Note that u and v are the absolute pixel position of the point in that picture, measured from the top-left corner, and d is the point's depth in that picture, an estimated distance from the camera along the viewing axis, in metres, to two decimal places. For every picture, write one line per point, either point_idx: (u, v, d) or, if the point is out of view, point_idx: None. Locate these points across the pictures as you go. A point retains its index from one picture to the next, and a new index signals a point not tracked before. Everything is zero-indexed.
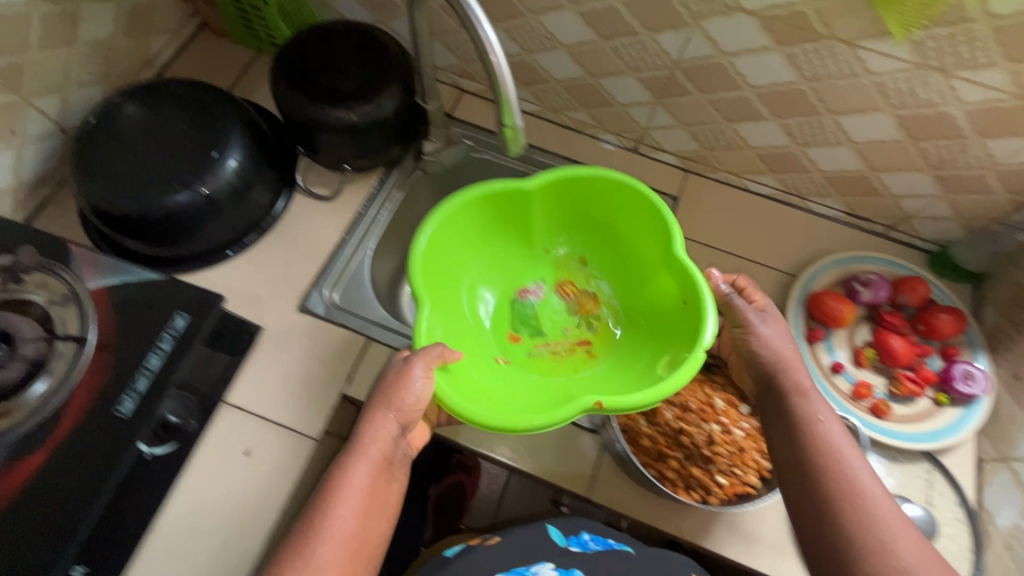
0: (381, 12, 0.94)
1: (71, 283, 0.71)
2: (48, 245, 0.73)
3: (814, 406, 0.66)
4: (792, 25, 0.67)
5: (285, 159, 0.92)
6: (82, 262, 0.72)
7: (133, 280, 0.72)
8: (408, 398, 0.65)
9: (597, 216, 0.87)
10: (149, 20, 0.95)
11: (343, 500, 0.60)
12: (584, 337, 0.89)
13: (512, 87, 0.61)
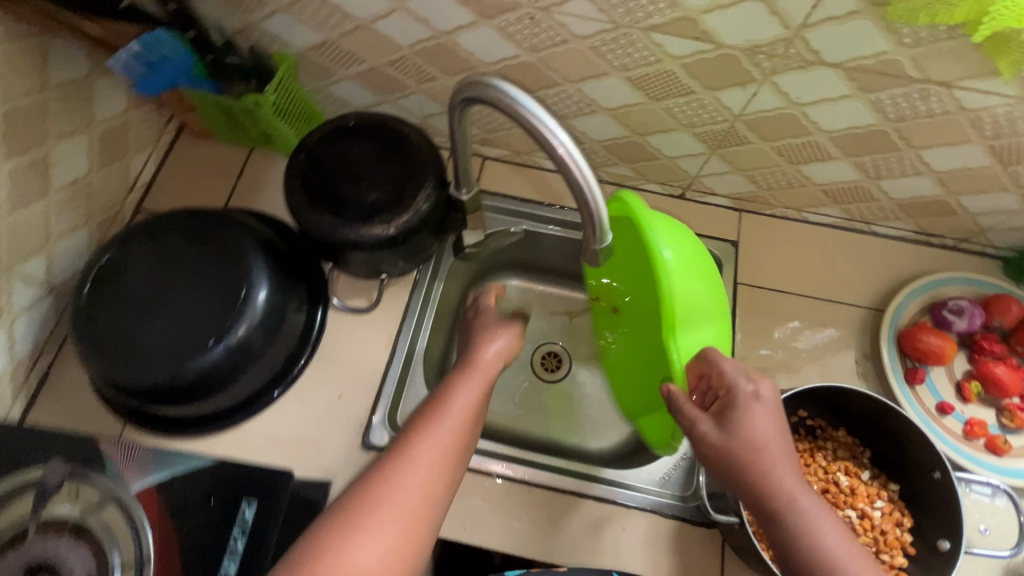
0: (388, 93, 0.84)
1: (110, 488, 0.62)
2: (72, 452, 0.64)
3: (799, 517, 0.53)
4: (881, 73, 0.60)
5: (313, 276, 0.82)
6: (118, 464, 0.64)
7: (184, 469, 0.65)
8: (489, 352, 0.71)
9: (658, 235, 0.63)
10: (126, 141, 0.83)
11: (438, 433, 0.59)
12: None
13: (603, 204, 0.52)
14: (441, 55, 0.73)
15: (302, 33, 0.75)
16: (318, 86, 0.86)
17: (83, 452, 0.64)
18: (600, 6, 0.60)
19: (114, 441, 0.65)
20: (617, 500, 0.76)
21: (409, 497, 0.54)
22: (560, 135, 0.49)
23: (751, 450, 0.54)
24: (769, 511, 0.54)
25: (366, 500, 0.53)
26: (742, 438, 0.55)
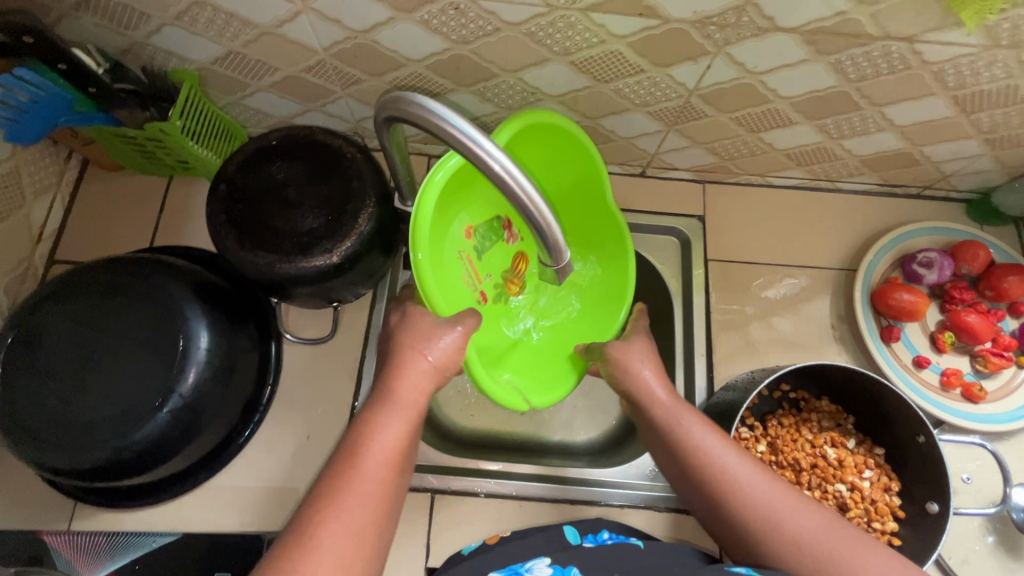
0: (311, 100, 0.75)
1: None
2: (14, 551, 0.66)
3: (672, 415, 0.60)
4: (839, 34, 0.56)
5: (257, 311, 0.76)
6: (66, 555, 0.66)
7: (143, 552, 0.67)
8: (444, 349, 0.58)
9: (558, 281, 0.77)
10: (20, 189, 0.73)
11: (367, 470, 0.50)
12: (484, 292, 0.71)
13: (557, 225, 0.47)
14: (362, 55, 0.65)
15: (198, 45, 0.66)
16: (231, 101, 0.76)
17: (27, 548, 0.66)
18: None
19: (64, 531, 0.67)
20: (607, 501, 0.75)
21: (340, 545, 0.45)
22: (494, 153, 0.44)
23: (625, 372, 0.63)
24: (644, 406, 0.62)
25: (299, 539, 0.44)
26: (620, 352, 0.64)
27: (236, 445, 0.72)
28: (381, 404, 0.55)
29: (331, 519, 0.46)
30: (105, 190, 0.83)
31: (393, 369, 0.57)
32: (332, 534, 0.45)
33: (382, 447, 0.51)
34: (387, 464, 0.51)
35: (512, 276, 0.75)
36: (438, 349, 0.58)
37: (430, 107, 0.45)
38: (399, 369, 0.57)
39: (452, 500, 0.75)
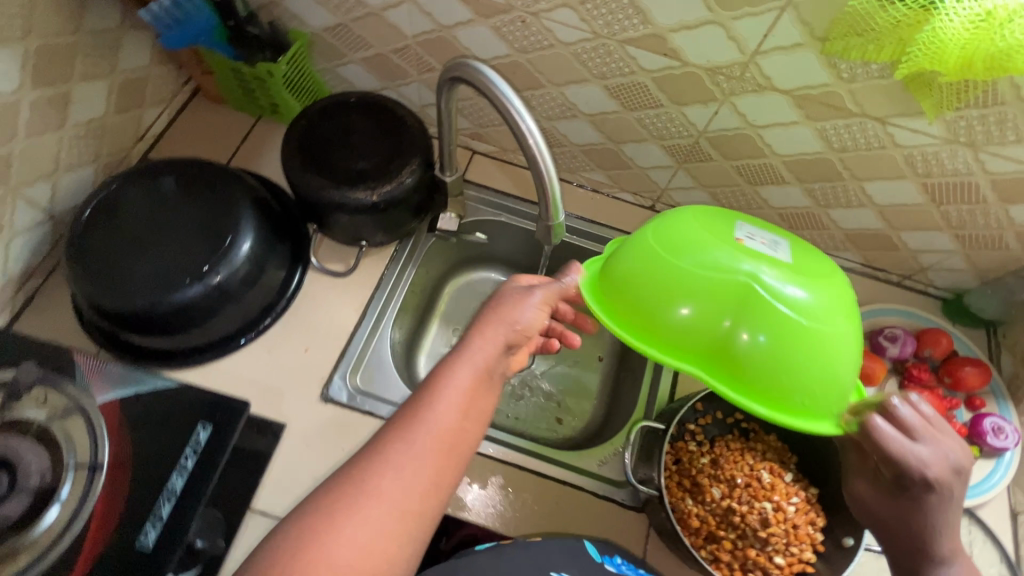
0: (390, 79, 0.91)
1: (77, 397, 0.66)
2: (39, 356, 0.68)
3: None
4: (825, 104, 0.67)
5: (296, 234, 0.87)
6: (87, 375, 0.67)
7: (147, 390, 0.68)
8: (519, 322, 0.61)
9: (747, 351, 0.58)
10: (143, 93, 0.90)
11: (424, 427, 0.52)
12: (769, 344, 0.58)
13: (557, 182, 0.62)
14: (441, 47, 0.80)
15: (318, 14, 0.83)
16: (327, 67, 0.93)
17: (49, 358, 0.67)
18: (582, 16, 0.67)
19: (89, 355, 0.69)
20: (552, 474, 0.80)
21: (385, 510, 0.48)
22: (524, 116, 0.58)
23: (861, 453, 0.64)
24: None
25: (348, 482, 0.49)
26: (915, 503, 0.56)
27: (235, 343, 0.81)
28: (455, 354, 0.58)
29: (378, 479, 0.49)
30: (204, 115, 0.99)
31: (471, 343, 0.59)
32: (371, 502, 0.48)
33: (445, 407, 0.53)
34: (449, 425, 0.53)
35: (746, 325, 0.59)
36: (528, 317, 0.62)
37: (480, 72, 0.59)
38: (493, 317, 0.61)
39: None
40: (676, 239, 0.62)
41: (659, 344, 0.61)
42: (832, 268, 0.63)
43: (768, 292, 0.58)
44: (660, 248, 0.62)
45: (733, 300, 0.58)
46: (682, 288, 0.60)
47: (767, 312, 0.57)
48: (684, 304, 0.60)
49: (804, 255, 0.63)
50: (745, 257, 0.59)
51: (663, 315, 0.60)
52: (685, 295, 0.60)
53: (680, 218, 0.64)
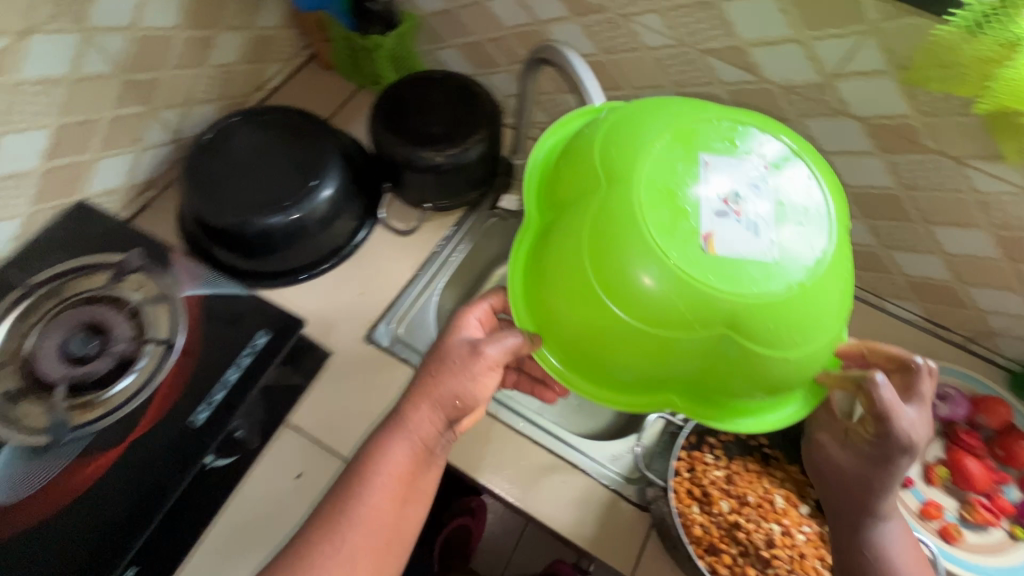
0: (481, 66, 0.99)
1: (167, 286, 0.76)
2: (144, 249, 0.79)
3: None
4: (899, 136, 0.67)
5: (371, 190, 0.94)
6: (179, 271, 0.78)
7: (223, 293, 0.78)
8: (461, 396, 0.60)
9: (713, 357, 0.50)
10: (269, 49, 1.02)
11: (355, 515, 0.59)
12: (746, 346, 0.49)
13: None
14: (533, 40, 0.87)
15: None
16: (428, 48, 1.02)
17: (151, 251, 0.79)
18: (668, 22, 0.71)
19: (182, 255, 0.80)
20: (563, 457, 0.81)
21: None
22: None
23: (838, 471, 0.66)
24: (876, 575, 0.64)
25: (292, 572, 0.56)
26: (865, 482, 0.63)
27: (299, 276, 0.89)
28: (391, 430, 0.61)
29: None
30: (314, 78, 1.11)
31: (408, 414, 0.61)
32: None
33: (377, 485, 0.60)
34: (380, 515, 0.60)
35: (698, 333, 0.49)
36: (476, 384, 0.60)
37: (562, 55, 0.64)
38: (430, 384, 0.60)
39: None
40: (620, 194, 0.51)
41: (624, 347, 0.51)
42: (803, 202, 0.52)
43: (732, 269, 0.48)
44: (595, 231, 0.51)
45: (707, 310, 0.48)
46: (636, 260, 0.49)
47: (723, 299, 0.48)
48: (644, 274, 0.48)
49: (796, 188, 0.53)
50: (688, 226, 0.49)
51: (621, 296, 0.50)
52: (641, 285, 0.49)
53: (624, 176, 0.51)
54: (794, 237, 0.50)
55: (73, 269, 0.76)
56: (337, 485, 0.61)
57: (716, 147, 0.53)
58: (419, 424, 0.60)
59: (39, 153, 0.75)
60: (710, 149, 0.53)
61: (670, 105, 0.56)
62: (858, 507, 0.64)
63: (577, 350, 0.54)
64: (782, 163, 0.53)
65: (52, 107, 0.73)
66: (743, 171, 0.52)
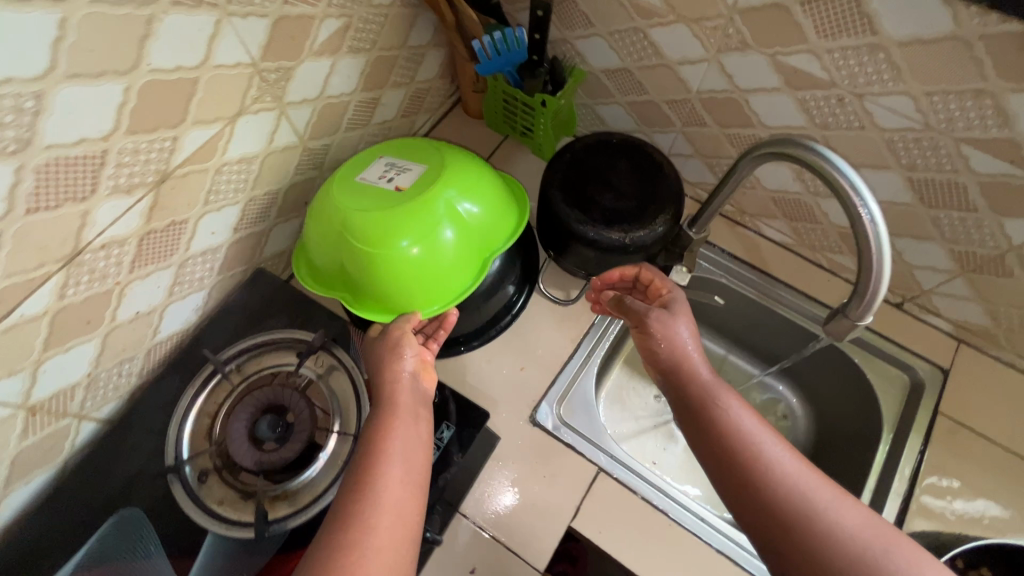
0: (650, 126, 0.92)
1: (348, 367, 0.74)
2: (324, 326, 0.78)
3: None
4: None
5: (530, 259, 0.92)
6: (359, 351, 0.76)
7: None
8: (397, 356, 0.69)
9: (435, 272, 0.74)
10: (422, 102, 1.00)
11: (387, 472, 0.58)
12: (421, 259, 0.73)
13: (885, 273, 0.54)
14: (725, 107, 0.80)
15: (606, 57, 0.86)
16: (589, 103, 0.97)
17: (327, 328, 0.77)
18: (921, 106, 0.63)
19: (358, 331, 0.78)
20: (753, 571, 0.75)
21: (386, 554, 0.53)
22: (869, 205, 0.52)
23: (673, 339, 0.68)
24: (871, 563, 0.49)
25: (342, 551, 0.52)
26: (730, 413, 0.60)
27: (457, 350, 0.86)
28: (382, 404, 0.65)
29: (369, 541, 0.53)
30: (460, 127, 1.08)
31: (377, 378, 0.68)
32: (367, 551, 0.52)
33: (393, 455, 0.60)
34: (401, 473, 0.59)
35: (433, 261, 0.74)
36: (407, 351, 0.69)
37: (814, 148, 0.55)
38: (382, 360, 0.69)
39: (610, 485, 0.79)
40: (344, 200, 0.74)
41: (407, 280, 0.73)
42: (441, 162, 0.78)
43: (428, 217, 0.73)
44: (320, 227, 0.75)
45: (427, 254, 0.73)
46: (403, 235, 0.72)
47: (436, 235, 0.73)
48: (401, 243, 0.71)
49: (414, 152, 0.81)
50: (374, 196, 0.74)
51: (386, 259, 0.72)
52: (347, 256, 0.74)
53: (331, 198, 0.75)
54: (401, 184, 0.75)
55: (257, 344, 0.76)
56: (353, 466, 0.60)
57: (418, 147, 0.82)
58: (398, 386, 0.67)
59: (230, 227, 0.74)
60: (384, 161, 0.80)
61: (425, 140, 0.83)
62: (678, 386, 0.66)
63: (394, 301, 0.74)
64: (451, 163, 0.78)
65: (245, 183, 0.72)
66: (380, 164, 0.79)
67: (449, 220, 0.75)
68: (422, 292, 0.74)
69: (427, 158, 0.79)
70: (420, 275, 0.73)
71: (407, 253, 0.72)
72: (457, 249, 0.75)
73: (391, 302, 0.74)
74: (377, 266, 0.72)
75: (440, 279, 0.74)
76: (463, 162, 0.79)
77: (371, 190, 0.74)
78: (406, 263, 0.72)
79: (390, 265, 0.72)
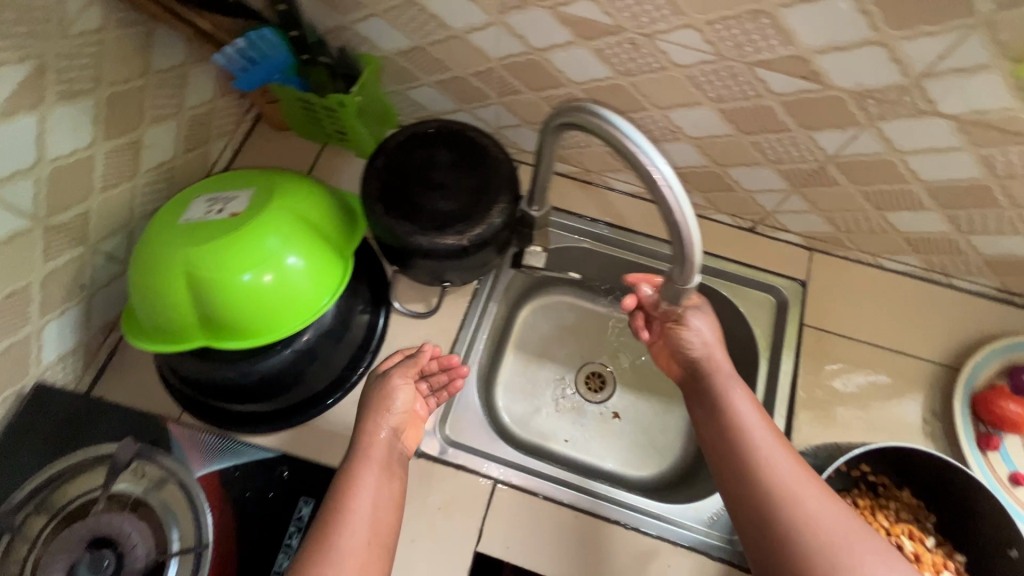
0: (467, 101, 0.84)
1: (176, 470, 0.68)
2: (139, 431, 0.70)
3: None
4: (999, 130, 0.58)
5: (376, 278, 0.84)
6: (185, 447, 0.70)
7: (245, 461, 0.70)
8: (389, 409, 0.69)
9: (290, 287, 0.69)
10: (209, 127, 0.85)
11: (349, 533, 0.59)
12: (270, 278, 0.67)
13: (696, 230, 0.51)
14: (530, 70, 0.73)
15: (393, 37, 0.76)
16: (398, 89, 0.86)
17: (146, 431, 0.70)
18: (708, 37, 0.59)
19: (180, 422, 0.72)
20: (662, 537, 0.74)
21: None
22: (659, 166, 0.49)
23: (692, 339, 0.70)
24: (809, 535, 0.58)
25: None
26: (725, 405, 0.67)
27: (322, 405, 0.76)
28: (362, 457, 0.65)
29: None
30: (267, 143, 0.94)
31: (366, 429, 0.67)
32: None
33: (361, 517, 0.60)
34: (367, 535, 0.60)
35: (283, 277, 0.68)
36: (397, 403, 0.69)
37: (598, 113, 0.51)
38: (373, 411, 0.69)
39: (509, 495, 0.76)
40: (168, 242, 0.67)
41: (260, 307, 0.67)
42: (272, 183, 0.74)
43: (263, 236, 0.68)
44: (146, 282, 0.67)
45: (274, 271, 0.68)
46: (245, 266, 0.66)
47: (278, 250, 0.68)
48: (244, 274, 0.66)
49: (241, 181, 0.75)
50: (203, 229, 0.68)
51: (231, 294, 0.66)
52: (183, 297, 0.66)
53: (155, 245, 0.68)
54: (229, 211, 0.70)
55: (59, 475, 0.67)
56: (318, 520, 0.61)
57: (248, 173, 0.76)
58: (379, 440, 0.66)
59: None
60: (203, 195, 0.73)
61: (247, 169, 0.77)
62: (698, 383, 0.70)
63: (249, 334, 0.68)
64: (281, 184, 0.74)
65: None
66: (205, 200, 0.72)
67: (290, 233, 0.70)
68: (280, 312, 0.68)
69: (257, 182, 0.74)
70: (274, 295, 0.68)
71: (252, 278, 0.66)
72: (309, 261, 0.70)
73: (249, 331, 0.67)
74: (223, 298, 0.66)
75: (297, 295, 0.69)
76: (285, 179, 0.75)
77: (199, 225, 0.69)
78: (254, 289, 0.66)
79: (239, 292, 0.66)
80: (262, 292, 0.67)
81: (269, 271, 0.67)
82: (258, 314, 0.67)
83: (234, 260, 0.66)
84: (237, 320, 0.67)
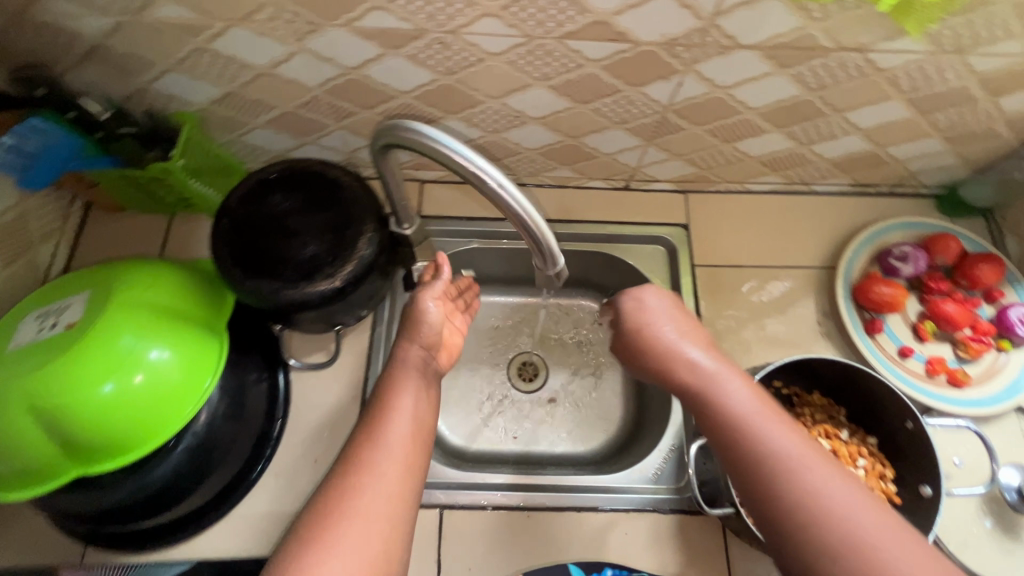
0: (306, 134, 0.79)
1: None
2: None
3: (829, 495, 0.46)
4: (797, 48, 0.62)
5: (264, 341, 0.78)
6: None
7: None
8: (426, 326, 0.64)
9: (164, 384, 0.62)
10: (28, 233, 0.76)
11: (386, 447, 0.54)
12: (134, 381, 0.61)
13: (540, 218, 0.53)
14: (353, 89, 0.69)
15: (198, 88, 0.70)
16: (231, 138, 0.79)
17: None
18: (509, 21, 0.58)
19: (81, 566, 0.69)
20: (616, 506, 0.75)
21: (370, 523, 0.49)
22: (487, 169, 0.49)
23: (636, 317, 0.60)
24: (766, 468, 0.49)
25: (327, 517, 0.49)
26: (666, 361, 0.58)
27: (243, 485, 0.73)
28: (394, 377, 0.61)
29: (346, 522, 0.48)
30: (106, 231, 0.85)
31: (397, 356, 0.63)
32: (344, 533, 0.48)
33: (397, 433, 0.55)
34: (403, 454, 0.54)
35: (150, 377, 0.62)
36: (430, 320, 0.65)
37: (414, 128, 0.50)
38: (407, 331, 0.64)
39: (459, 516, 0.75)
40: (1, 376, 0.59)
41: (130, 415, 0.60)
42: (111, 276, 0.66)
43: (113, 334, 0.61)
44: None
45: (135, 371, 0.61)
46: (101, 377, 0.59)
47: (136, 349, 0.61)
48: (103, 386, 0.59)
49: (76, 285, 0.67)
50: (39, 352, 0.60)
51: (91, 411, 0.58)
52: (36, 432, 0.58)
53: None
54: (67, 323, 0.62)
55: None
56: (354, 437, 0.56)
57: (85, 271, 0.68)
58: (410, 358, 0.62)
59: None
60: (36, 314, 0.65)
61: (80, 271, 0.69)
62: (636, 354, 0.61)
63: (129, 447, 0.61)
64: (123, 274, 0.67)
65: None
66: (36, 320, 0.64)
67: (147, 326, 0.63)
68: (158, 415, 0.62)
69: (94, 279, 0.67)
70: (145, 398, 0.61)
71: (113, 389, 0.59)
72: (177, 350, 0.64)
73: (126, 446, 0.60)
74: (81, 421, 0.58)
75: (172, 390, 0.63)
76: (125, 267, 0.68)
77: (33, 349, 0.61)
78: (118, 399, 0.59)
79: (99, 405, 0.59)
80: (128, 399, 0.60)
81: (132, 373, 0.60)
82: (131, 424, 0.60)
83: (83, 375, 0.58)
84: (109, 437, 0.60)
